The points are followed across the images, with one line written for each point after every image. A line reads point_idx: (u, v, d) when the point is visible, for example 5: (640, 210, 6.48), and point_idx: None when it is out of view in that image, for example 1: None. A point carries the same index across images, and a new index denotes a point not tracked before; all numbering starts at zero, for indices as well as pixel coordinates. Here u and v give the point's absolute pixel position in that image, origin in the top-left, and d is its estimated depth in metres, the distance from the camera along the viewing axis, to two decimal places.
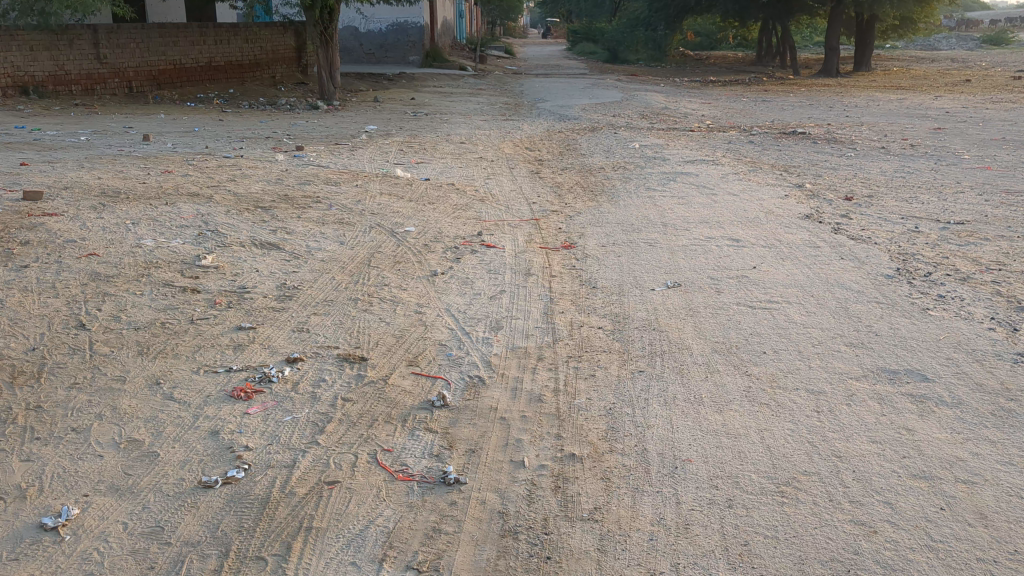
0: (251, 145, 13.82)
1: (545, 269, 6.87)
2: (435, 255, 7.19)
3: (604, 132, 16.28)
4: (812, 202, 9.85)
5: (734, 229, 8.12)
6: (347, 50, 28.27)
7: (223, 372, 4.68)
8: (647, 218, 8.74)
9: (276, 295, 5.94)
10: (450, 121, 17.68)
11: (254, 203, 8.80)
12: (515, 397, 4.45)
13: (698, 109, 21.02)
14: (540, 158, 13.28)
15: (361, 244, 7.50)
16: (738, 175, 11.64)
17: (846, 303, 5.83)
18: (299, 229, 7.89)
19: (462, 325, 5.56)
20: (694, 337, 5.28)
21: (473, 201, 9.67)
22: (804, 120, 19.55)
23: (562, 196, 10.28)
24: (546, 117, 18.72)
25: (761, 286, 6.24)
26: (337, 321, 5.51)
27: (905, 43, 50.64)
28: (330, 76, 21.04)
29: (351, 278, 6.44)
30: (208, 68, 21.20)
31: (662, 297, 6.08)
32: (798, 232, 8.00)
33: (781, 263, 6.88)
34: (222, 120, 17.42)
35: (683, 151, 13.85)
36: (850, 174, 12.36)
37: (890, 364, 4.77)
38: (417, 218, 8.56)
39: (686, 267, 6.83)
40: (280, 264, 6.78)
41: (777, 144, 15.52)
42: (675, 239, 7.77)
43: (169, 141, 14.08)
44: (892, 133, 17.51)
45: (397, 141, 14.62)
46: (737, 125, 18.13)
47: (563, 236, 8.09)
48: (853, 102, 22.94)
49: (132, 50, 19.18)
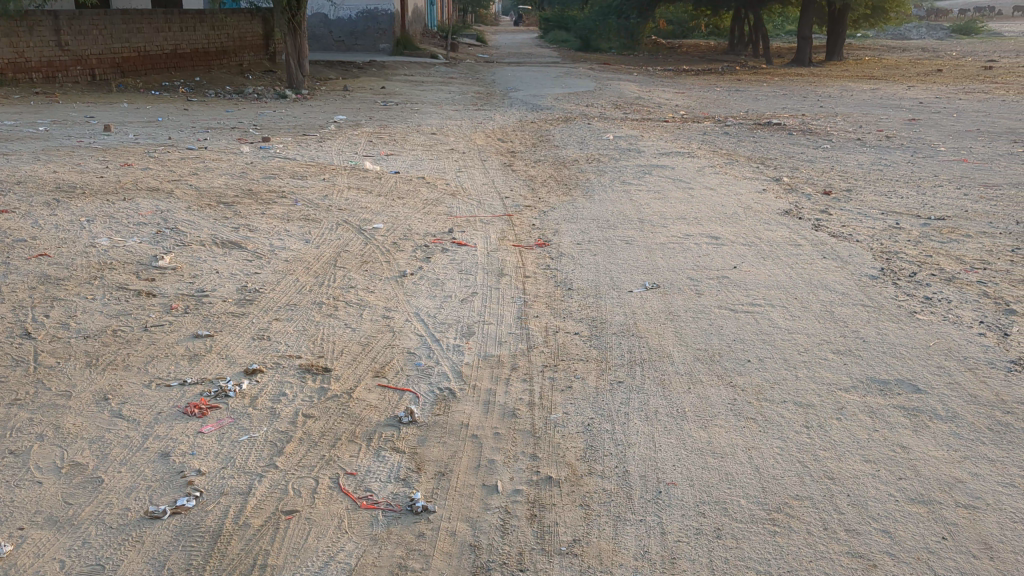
0: (216, 136, 13.45)
1: (519, 269, 6.63)
2: (404, 254, 6.93)
3: (578, 122, 16.04)
4: (790, 196, 9.68)
5: (712, 226, 7.91)
6: (316, 38, 27.80)
7: (176, 386, 4.39)
8: (623, 214, 8.51)
9: (235, 300, 5.64)
10: (421, 111, 17.37)
11: (216, 199, 8.48)
12: (488, 412, 4.20)
13: (673, 98, 20.82)
14: (513, 150, 13.01)
15: (327, 242, 7.22)
16: (714, 167, 11.46)
17: (832, 306, 5.64)
18: (262, 226, 7.59)
19: (432, 331, 5.30)
20: (675, 344, 5.07)
21: (444, 195, 9.40)
22: (779, 110, 19.42)
23: (536, 189, 10.04)
24: (518, 107, 18.45)
25: (742, 288, 6.03)
26: (300, 327, 5.23)
27: (876, 32, 50.77)
28: (298, 64, 20.62)
29: (316, 280, 6.16)
30: (173, 55, 20.71)
31: (641, 300, 5.86)
32: (778, 230, 7.80)
33: (762, 262, 6.68)
34: (187, 110, 16.99)
35: (658, 142, 13.65)
36: (827, 167, 12.21)
37: (879, 373, 4.59)
38: (386, 214, 8.28)
39: (664, 266, 6.61)
40: (241, 264, 6.47)
41: (752, 135, 15.36)
42: (652, 237, 7.55)
43: (131, 131, 13.68)
44: (867, 124, 17.41)
45: (366, 132, 14.30)
46: (712, 116, 17.95)
47: (537, 232, 7.85)
48: (827, 92, 22.86)
49: (95, 37, 18.67)
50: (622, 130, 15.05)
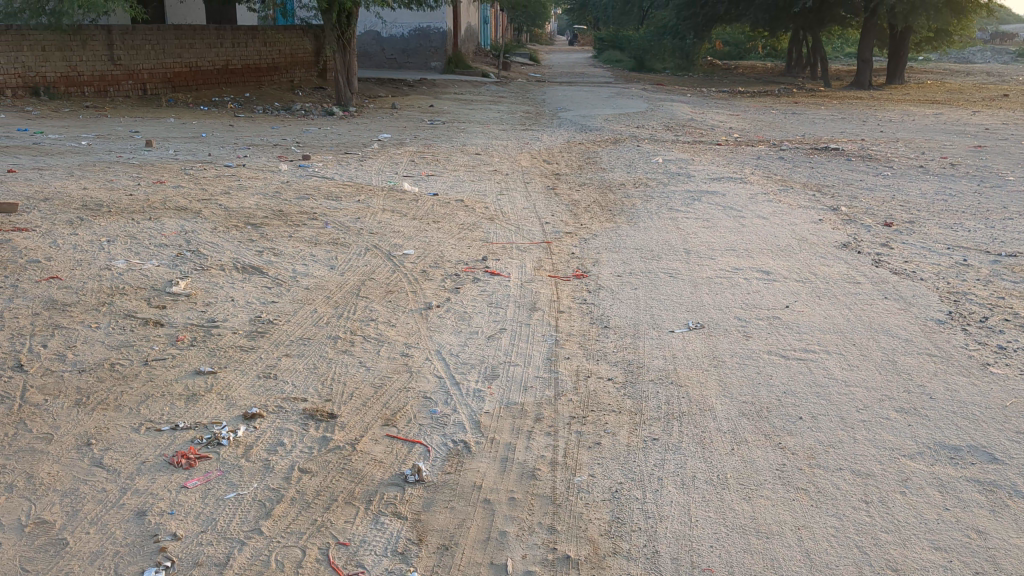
0: (257, 153, 13.24)
1: (553, 303, 6.20)
2: (433, 283, 6.55)
3: (627, 144, 15.60)
4: (848, 227, 9.13)
5: (764, 259, 7.41)
6: (368, 55, 27.71)
7: (167, 431, 4.02)
8: (669, 243, 8.05)
9: (246, 332, 5.28)
10: (467, 130, 17.06)
11: (245, 219, 8.18)
12: (504, 471, 3.78)
13: (726, 120, 20.28)
14: (558, 172, 12.61)
15: (353, 269, 6.86)
16: (767, 194, 10.93)
17: (894, 354, 5.13)
18: (288, 250, 7.26)
19: (453, 372, 4.88)
20: (719, 394, 4.60)
21: (481, 219, 9.02)
22: (838, 134, 18.77)
23: (578, 214, 9.62)
24: (567, 127, 18.07)
25: (795, 331, 5.54)
26: (311, 365, 4.85)
27: (938, 56, 49.56)
28: (347, 81, 20.46)
29: (335, 311, 5.79)
30: (224, 70, 20.68)
31: (683, 341, 5.40)
32: (835, 265, 7.28)
33: (816, 301, 6.17)
34: (233, 125, 16.88)
35: (709, 166, 13.16)
36: (887, 195, 11.61)
37: (948, 438, 4.08)
38: (418, 239, 7.91)
39: (710, 304, 6.14)
40: (259, 291, 6.13)
41: (808, 160, 14.79)
42: (698, 269, 7.08)
43: (173, 147, 13.53)
44: (930, 150, 16.72)
45: (410, 151, 14.02)
46: (767, 140, 17.38)
47: (575, 262, 7.41)
48: (888, 117, 22.14)
49: (147, 52, 18.69)
50: (673, 153, 14.58)
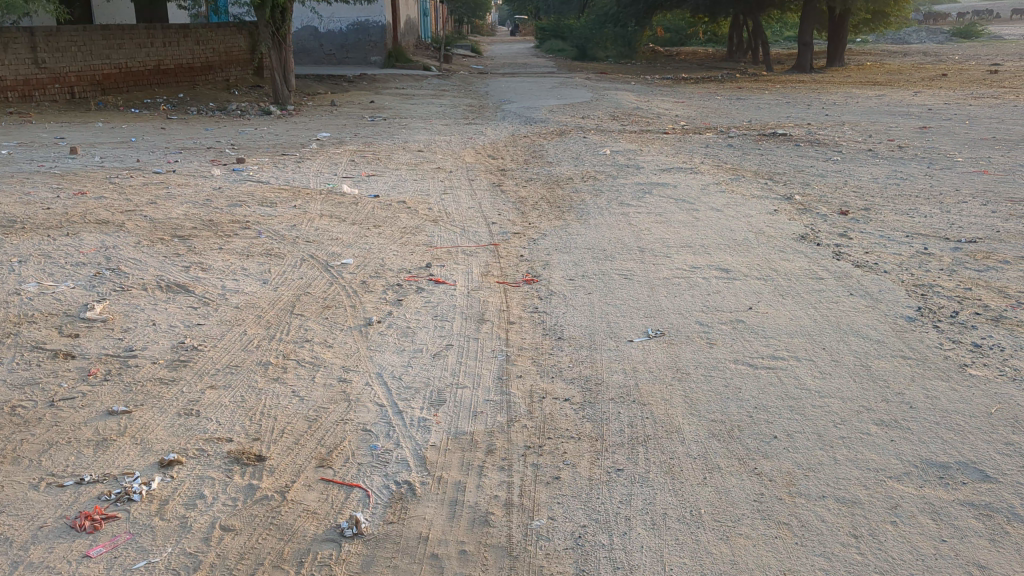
0: (189, 157, 12.64)
1: (503, 314, 5.80)
2: (373, 296, 6.12)
3: (573, 135, 15.24)
4: (804, 217, 8.86)
5: (722, 256, 7.08)
6: (306, 51, 27.01)
7: (71, 487, 3.55)
8: (622, 241, 7.70)
9: (167, 361, 4.80)
10: (409, 126, 16.59)
11: (172, 231, 7.65)
12: (454, 517, 3.38)
13: (672, 108, 20.03)
14: (504, 168, 12.22)
15: (288, 282, 6.39)
16: (719, 185, 10.64)
17: (867, 359, 4.82)
18: (217, 264, 6.77)
19: (395, 398, 4.46)
20: (685, 413, 4.24)
21: (424, 221, 8.60)
22: (784, 119, 18.63)
23: (527, 212, 9.24)
24: (512, 120, 17.68)
25: (761, 336, 5.21)
26: (239, 399, 4.39)
27: (876, 37, 50.02)
28: (284, 78, 19.81)
29: (266, 331, 5.33)
30: (156, 71, 19.92)
31: (643, 352, 5.04)
32: (795, 259, 6.98)
33: (780, 301, 5.85)
34: (165, 128, 16.20)
35: (658, 157, 12.86)
36: (839, 181, 11.39)
37: (935, 454, 3.77)
38: (358, 247, 7.47)
39: (670, 308, 5.79)
40: (184, 313, 5.64)
41: (757, 147, 14.57)
42: (654, 269, 6.73)
43: (100, 153, 12.88)
44: (877, 133, 16.63)
45: (350, 150, 13.52)
46: (714, 127, 17.14)
47: (525, 266, 7.02)
48: (832, 99, 22.10)
49: (74, 54, 17.88)
50: (620, 143, 14.27)
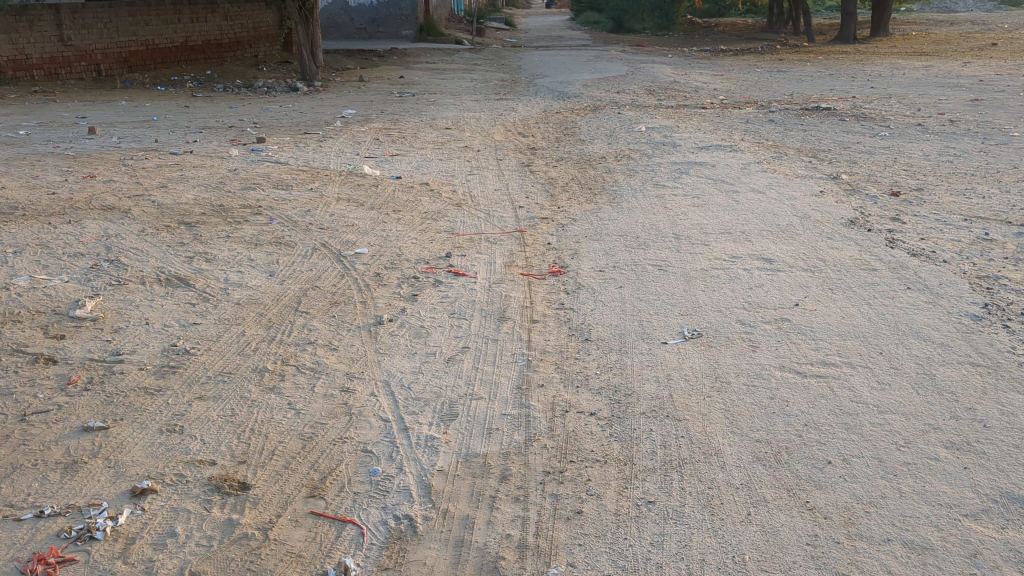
0: (209, 137, 12.26)
1: (525, 311, 5.34)
2: (387, 290, 5.68)
3: (607, 111, 14.66)
4: (852, 199, 8.28)
5: (764, 244, 6.55)
6: (337, 27, 26.25)
7: (27, 522, 3.14)
8: (656, 227, 7.20)
9: (154, 368, 4.39)
10: (438, 102, 16.11)
11: (179, 218, 7.25)
12: (459, 563, 2.95)
13: (711, 81, 19.35)
14: (534, 146, 11.73)
15: (297, 275, 5.97)
16: (760, 164, 10.06)
17: (931, 366, 4.30)
18: (223, 255, 6.35)
19: (402, 412, 4.02)
20: (727, 432, 3.75)
21: (447, 205, 8.15)
22: (828, 92, 17.89)
23: (556, 195, 8.75)
24: (544, 95, 17.13)
25: (810, 338, 4.70)
26: (229, 413, 3.96)
27: (920, 5, 48.56)
28: (312, 53, 19.24)
29: (267, 331, 4.91)
30: (184, 47, 19.51)
31: (679, 357, 4.55)
32: (844, 247, 6.43)
33: (830, 296, 5.33)
34: (188, 106, 15.84)
35: (696, 134, 12.27)
36: (888, 159, 10.75)
37: (1018, 486, 3.28)
38: (374, 234, 7.03)
39: (708, 305, 5.28)
40: (181, 311, 5.23)
41: (800, 122, 13.93)
42: (691, 260, 6.22)
43: (119, 133, 12.53)
44: (926, 106, 15.89)
45: (374, 128, 13.08)
46: (754, 101, 16.47)
47: (552, 255, 6.54)
48: (877, 71, 21.26)
49: (100, 31, 17.55)
50: (656, 119, 13.70)
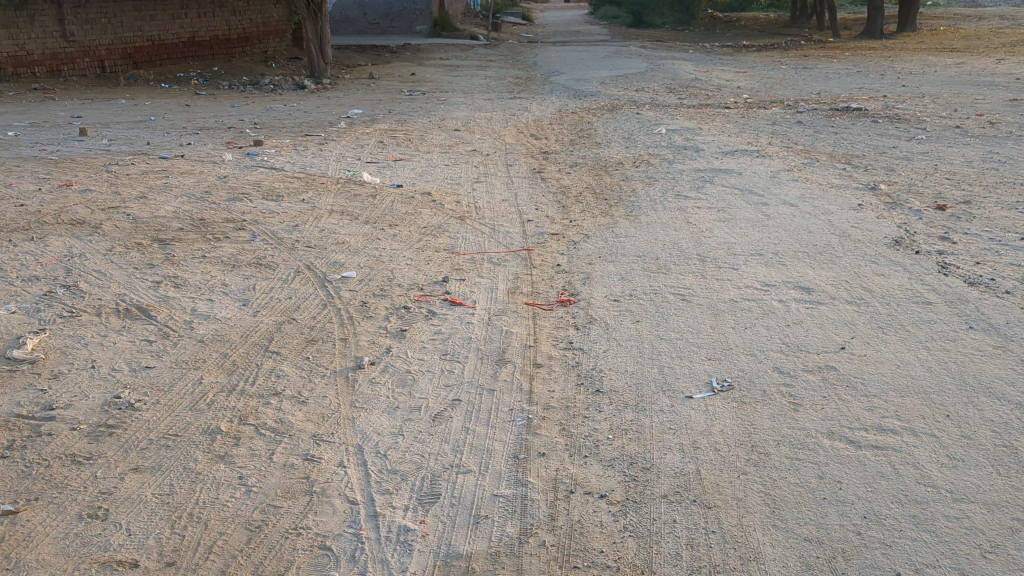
0: (205, 138, 11.65)
1: (528, 352, 4.65)
2: (373, 324, 5.00)
3: (625, 111, 13.95)
4: (893, 213, 7.56)
5: (800, 269, 5.85)
6: (350, 21, 25.68)
7: None
8: (678, 247, 6.51)
9: (87, 429, 3.72)
10: (448, 101, 15.42)
11: (154, 235, 6.61)
12: None
13: (735, 79, 18.56)
14: (547, 150, 11.05)
15: (274, 304, 5.30)
16: (790, 171, 9.33)
17: (1010, 436, 3.59)
18: (194, 280, 5.69)
19: (373, 490, 3.34)
20: (769, 527, 3.06)
21: (449, 218, 7.49)
22: (857, 91, 17.07)
23: (569, 206, 8.07)
24: (560, 93, 16.41)
25: (863, 394, 3.99)
26: (165, 492, 3.29)
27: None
28: (320, 50, 18.64)
29: (229, 378, 4.24)
30: (191, 43, 18.89)
31: (704, 417, 3.86)
32: (891, 274, 5.71)
33: (881, 339, 4.62)
34: (190, 105, 15.23)
35: (719, 137, 11.54)
36: (927, 166, 9.99)
37: None
38: (366, 254, 6.36)
39: (739, 347, 4.58)
40: (135, 351, 4.57)
41: (830, 124, 13.18)
42: (718, 288, 5.51)
43: (112, 134, 11.93)
44: (962, 106, 15.05)
45: (380, 130, 12.42)
46: (780, 100, 15.69)
47: (561, 280, 5.86)
48: (907, 68, 20.41)
49: (104, 26, 16.94)
50: (676, 120, 12.99)
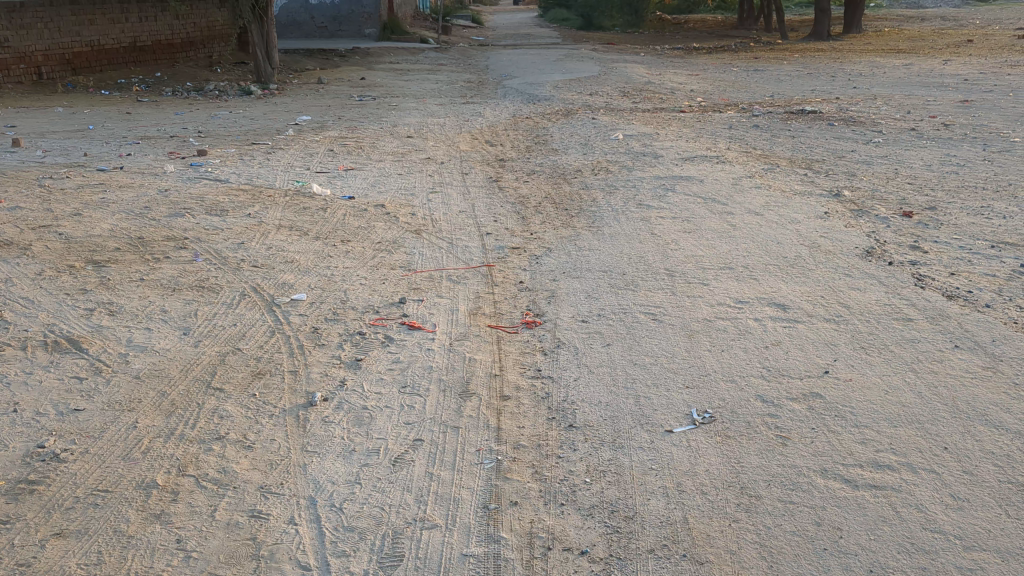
0: (145, 148, 11.16)
1: (494, 382, 4.33)
2: (326, 354, 4.64)
3: (581, 116, 13.69)
4: (860, 221, 7.38)
5: (773, 284, 5.60)
6: (297, 24, 25.14)
7: None
8: (645, 261, 6.24)
9: (6, 487, 3.34)
10: (399, 106, 15.06)
11: (88, 256, 6.17)
12: None
13: (688, 82, 18.44)
14: (503, 157, 10.75)
15: (218, 333, 4.92)
16: (752, 178, 9.14)
17: (1014, 470, 3.35)
18: (131, 306, 5.28)
19: (328, 552, 3.01)
20: None
21: (404, 232, 7.14)
22: (810, 93, 17.01)
23: (528, 217, 7.77)
24: (513, 98, 16.11)
25: (855, 425, 3.74)
26: (93, 562, 2.93)
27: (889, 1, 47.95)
28: (267, 55, 18.14)
29: (168, 421, 3.87)
30: (133, 48, 18.26)
31: (687, 455, 3.57)
32: (867, 288, 5.49)
33: (865, 361, 4.38)
34: (130, 113, 14.67)
35: (678, 142, 11.32)
36: (887, 171, 9.86)
37: None
38: (317, 273, 5.99)
39: (717, 373, 4.30)
40: (63, 390, 4.17)
41: (787, 127, 13.06)
42: (690, 306, 5.25)
43: (48, 145, 11.37)
44: (915, 108, 15.04)
45: (330, 137, 12.01)
46: (734, 103, 15.55)
47: (525, 299, 5.55)
48: (857, 70, 20.46)
49: (40, 31, 16.28)
50: (633, 125, 12.76)
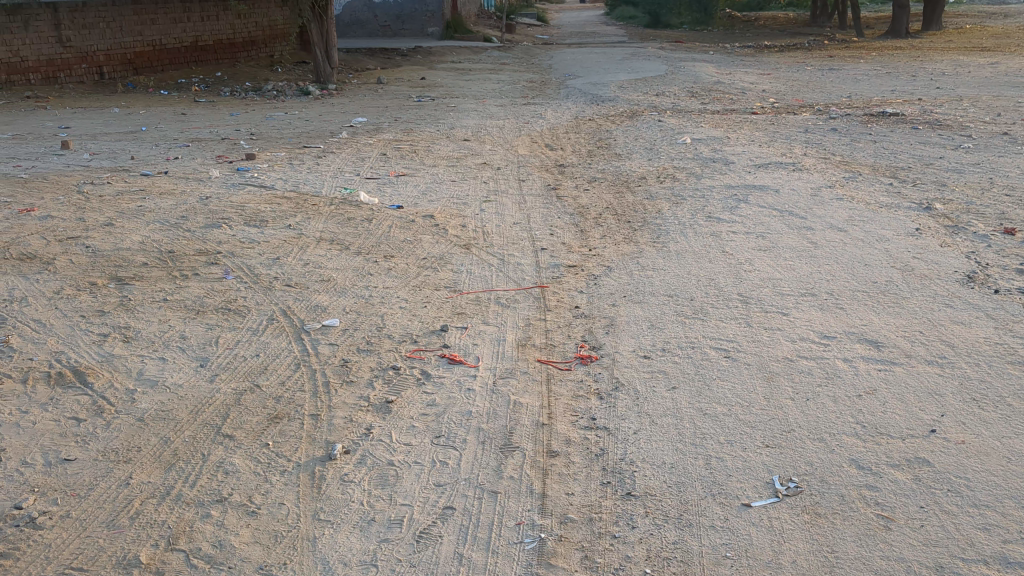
0: (194, 152, 10.84)
1: (541, 432, 3.76)
2: (353, 394, 4.12)
3: (646, 118, 13.04)
4: (956, 239, 6.63)
5: (862, 316, 4.94)
6: (360, 23, 24.84)
7: None
8: (715, 284, 5.62)
9: None
10: (458, 108, 14.56)
11: (113, 272, 5.76)
12: None
13: (759, 82, 17.61)
14: (562, 162, 10.19)
15: (236, 365, 4.42)
16: (832, 188, 8.42)
17: None
18: (148, 331, 4.83)
19: None
20: None
21: (452, 247, 6.62)
22: (890, 94, 16.04)
23: (587, 230, 7.18)
24: (576, 98, 15.51)
25: (974, 505, 3.10)
26: None
27: None
28: (326, 54, 17.78)
29: (165, 477, 3.38)
30: (194, 48, 17.95)
31: (768, 541, 2.98)
32: (973, 323, 4.80)
33: (980, 417, 3.72)
34: (185, 113, 14.41)
35: (749, 147, 10.62)
36: (981, 180, 9.04)
37: None
38: (354, 295, 5.48)
39: (802, 429, 3.69)
40: (56, 434, 3.70)
41: (867, 131, 12.24)
42: (767, 342, 4.62)
43: (97, 147, 11.12)
44: (1007, 109, 14.03)
45: (383, 140, 11.56)
46: (809, 104, 14.73)
47: (581, 329, 4.97)
48: (940, 69, 19.40)
49: (102, 30, 16.15)
50: (701, 128, 12.07)
